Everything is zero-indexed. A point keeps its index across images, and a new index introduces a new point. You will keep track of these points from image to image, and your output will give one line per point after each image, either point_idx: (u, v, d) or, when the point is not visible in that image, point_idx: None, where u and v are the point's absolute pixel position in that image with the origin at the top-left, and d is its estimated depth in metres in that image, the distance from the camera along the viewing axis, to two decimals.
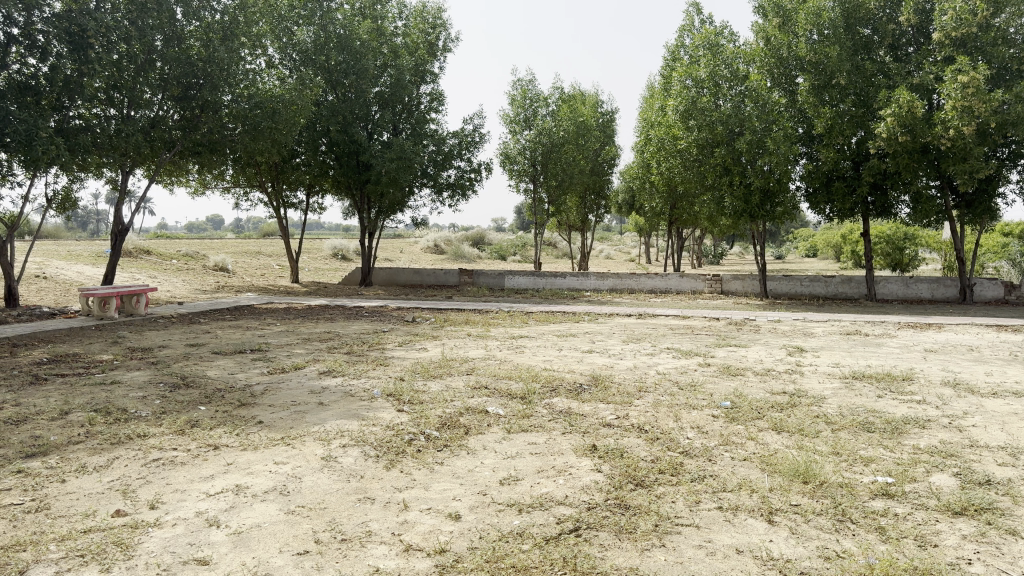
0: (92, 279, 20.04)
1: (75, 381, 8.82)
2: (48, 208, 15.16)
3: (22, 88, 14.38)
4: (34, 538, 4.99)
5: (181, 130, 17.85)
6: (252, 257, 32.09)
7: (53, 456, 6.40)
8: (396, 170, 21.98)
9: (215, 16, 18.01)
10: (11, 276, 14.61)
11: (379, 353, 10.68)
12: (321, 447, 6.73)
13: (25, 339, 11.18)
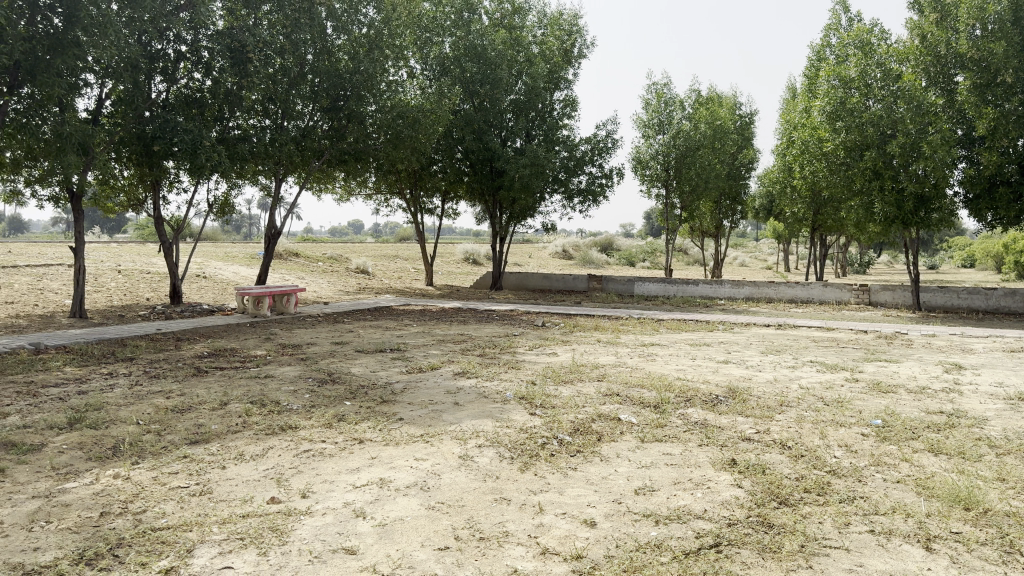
0: (247, 278, 21.42)
1: (233, 374, 9.42)
2: (209, 213, 16.30)
3: (188, 102, 15.50)
4: (199, 520, 5.36)
5: (329, 140, 18.82)
6: (390, 260, 33.32)
7: (214, 444, 6.86)
8: (529, 176, 22.16)
9: (363, 30, 18.79)
10: (177, 275, 15.82)
11: (511, 356, 10.80)
12: (458, 445, 6.88)
13: (189, 334, 12.07)
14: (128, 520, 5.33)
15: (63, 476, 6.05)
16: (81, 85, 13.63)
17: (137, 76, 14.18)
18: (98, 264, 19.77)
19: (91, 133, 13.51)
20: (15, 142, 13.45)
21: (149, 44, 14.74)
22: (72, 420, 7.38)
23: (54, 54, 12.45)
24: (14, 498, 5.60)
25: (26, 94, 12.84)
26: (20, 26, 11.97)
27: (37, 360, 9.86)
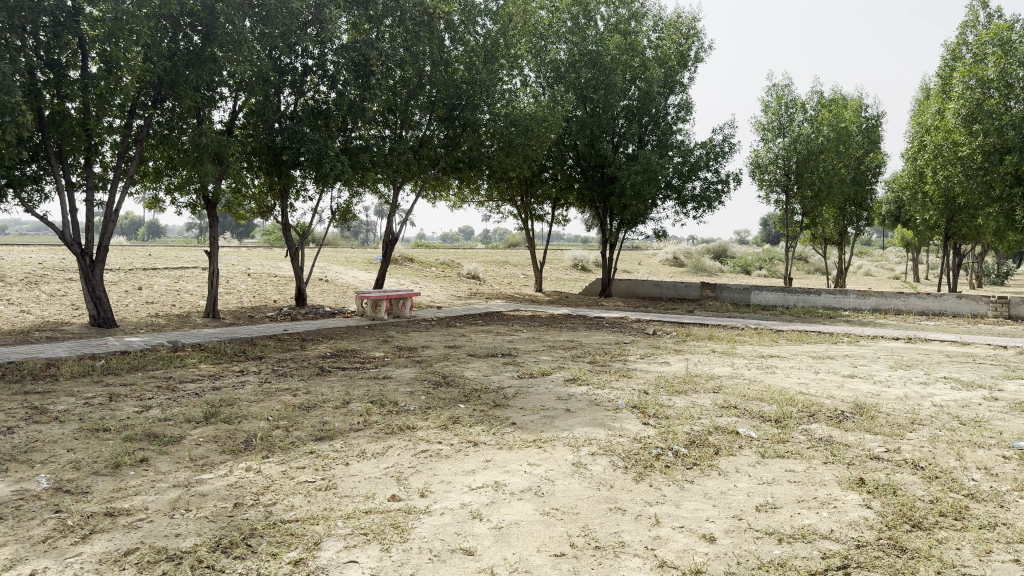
0: (366, 282, 22.20)
1: (354, 374, 9.79)
2: (331, 219, 16.97)
3: (315, 113, 16.23)
4: (325, 513, 5.59)
5: (444, 148, 19.28)
6: (500, 266, 33.73)
7: (338, 441, 7.14)
8: (642, 182, 21.94)
9: (480, 40, 19.13)
10: (302, 279, 16.54)
11: (623, 364, 10.72)
12: (572, 452, 6.88)
13: (312, 334, 12.62)
14: (260, 511, 5.61)
15: (200, 467, 6.44)
16: (217, 98, 14.52)
17: (267, 89, 14.98)
18: (230, 267, 20.96)
19: (226, 143, 14.37)
20: (157, 152, 14.53)
21: (279, 58, 15.52)
22: (207, 414, 7.83)
23: (193, 69, 13.36)
24: (158, 486, 6.00)
25: (169, 107, 13.78)
26: (162, 44, 12.96)
27: (176, 356, 10.54)
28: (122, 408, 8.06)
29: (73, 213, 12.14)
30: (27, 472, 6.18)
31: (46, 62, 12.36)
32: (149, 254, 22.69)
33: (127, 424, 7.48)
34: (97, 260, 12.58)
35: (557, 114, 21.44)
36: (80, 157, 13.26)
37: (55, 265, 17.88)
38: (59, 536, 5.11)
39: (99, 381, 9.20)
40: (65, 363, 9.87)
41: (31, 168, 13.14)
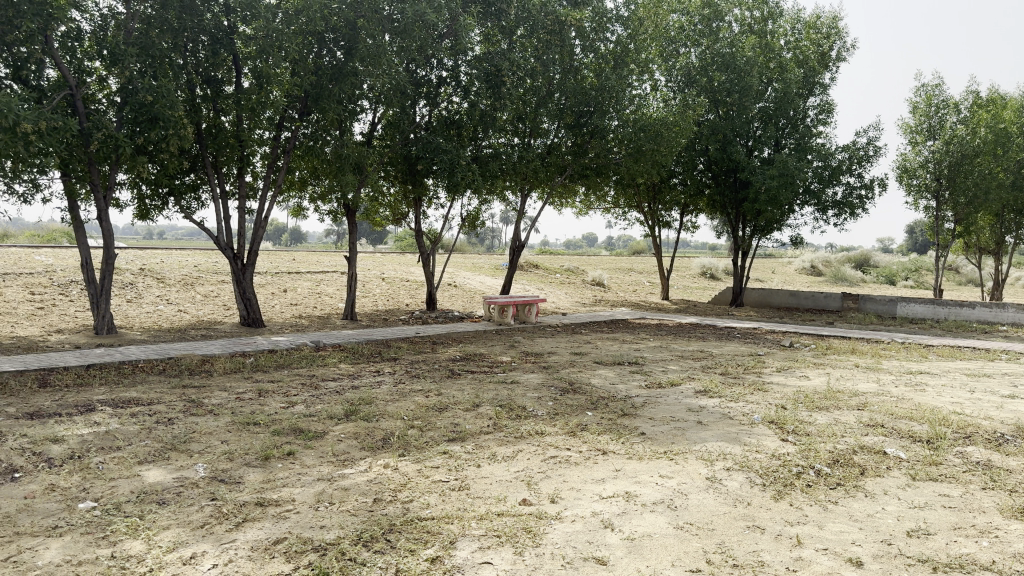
0: (494, 288, 22.57)
1: (482, 378, 9.95)
2: (461, 226, 17.35)
3: (448, 123, 16.77)
4: (459, 513, 5.70)
5: (572, 155, 19.33)
6: (626, 273, 33.43)
7: (470, 443, 7.28)
8: (778, 188, 21.13)
9: (610, 46, 19.03)
10: (433, 284, 17.00)
11: (757, 377, 10.38)
12: (705, 466, 6.72)
13: (442, 338, 12.94)
14: (398, 508, 5.79)
15: (341, 463, 6.71)
16: (357, 110, 15.17)
17: (403, 100, 15.50)
18: (365, 272, 21.82)
19: (365, 153, 14.99)
20: (302, 162, 15.34)
21: (416, 71, 16.06)
22: (347, 411, 8.17)
23: (336, 82, 14.00)
24: (304, 479, 6.32)
25: (314, 119, 14.56)
26: (309, 59, 13.65)
27: (317, 356, 11.05)
28: (268, 403, 8.54)
29: (226, 220, 12.94)
30: (187, 461, 6.65)
31: (205, 78, 13.30)
32: (293, 258, 23.97)
33: (274, 418, 7.92)
34: (247, 264, 13.34)
35: (689, 119, 21.04)
36: (233, 168, 14.15)
37: (210, 267, 19.19)
38: (216, 522, 5.46)
39: (248, 377, 9.78)
40: (218, 360, 10.56)
41: (190, 178, 14.11)
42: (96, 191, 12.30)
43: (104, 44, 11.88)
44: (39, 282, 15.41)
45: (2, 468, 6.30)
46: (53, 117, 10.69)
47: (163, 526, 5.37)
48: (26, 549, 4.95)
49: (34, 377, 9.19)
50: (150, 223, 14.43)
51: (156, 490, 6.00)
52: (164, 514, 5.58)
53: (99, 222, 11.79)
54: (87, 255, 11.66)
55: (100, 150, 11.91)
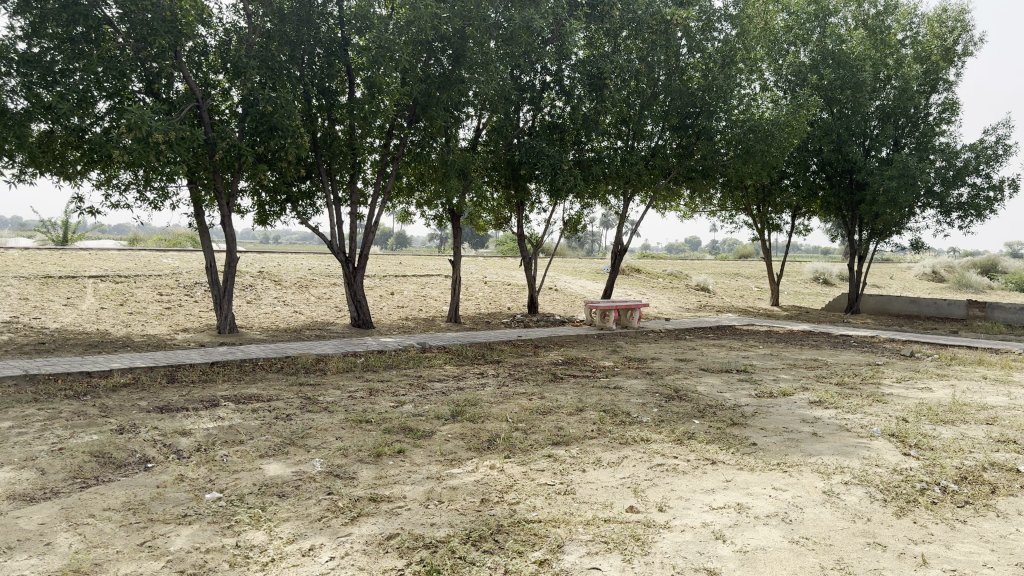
0: (595, 292, 22.48)
1: (586, 382, 9.93)
2: (565, 231, 17.37)
3: (551, 128, 16.88)
4: (566, 518, 5.69)
5: (678, 158, 19.06)
6: (732, 278, 32.65)
7: (575, 447, 7.28)
8: (897, 190, 20.19)
9: (717, 45, 18.68)
10: (534, 288, 17.11)
11: (875, 388, 9.93)
12: (821, 480, 6.47)
13: (544, 341, 12.99)
14: (505, 509, 5.84)
15: (449, 462, 6.83)
16: (463, 117, 15.46)
17: (507, 106, 15.68)
18: (469, 275, 22.14)
19: (471, 159, 15.24)
20: (410, 169, 15.73)
21: (520, 76, 16.24)
22: (453, 412, 8.31)
23: (443, 90, 14.30)
24: (414, 477, 6.46)
25: (422, 127, 14.85)
26: (418, 68, 14.02)
27: (424, 357, 11.30)
28: (378, 402, 8.78)
29: (339, 225, 13.37)
30: (304, 456, 6.91)
31: (320, 88, 13.83)
32: (400, 262, 24.61)
33: (384, 417, 8.14)
34: (358, 268, 13.72)
35: (802, 119, 20.38)
36: (346, 175, 14.64)
37: (322, 270, 19.90)
38: (332, 516, 5.65)
39: (359, 376, 10.10)
40: (331, 359, 10.94)
41: (306, 185, 14.73)
42: (220, 197, 12.98)
43: (228, 58, 12.68)
44: (166, 284, 16.37)
45: (137, 458, 6.72)
46: (182, 127, 11.35)
47: (283, 518, 5.60)
48: (159, 535, 5.26)
49: (164, 373, 9.77)
50: (268, 228, 15.10)
51: (277, 483, 6.28)
52: (284, 506, 5.82)
53: (222, 228, 12.42)
54: (211, 258, 12.27)
55: (224, 159, 12.58)
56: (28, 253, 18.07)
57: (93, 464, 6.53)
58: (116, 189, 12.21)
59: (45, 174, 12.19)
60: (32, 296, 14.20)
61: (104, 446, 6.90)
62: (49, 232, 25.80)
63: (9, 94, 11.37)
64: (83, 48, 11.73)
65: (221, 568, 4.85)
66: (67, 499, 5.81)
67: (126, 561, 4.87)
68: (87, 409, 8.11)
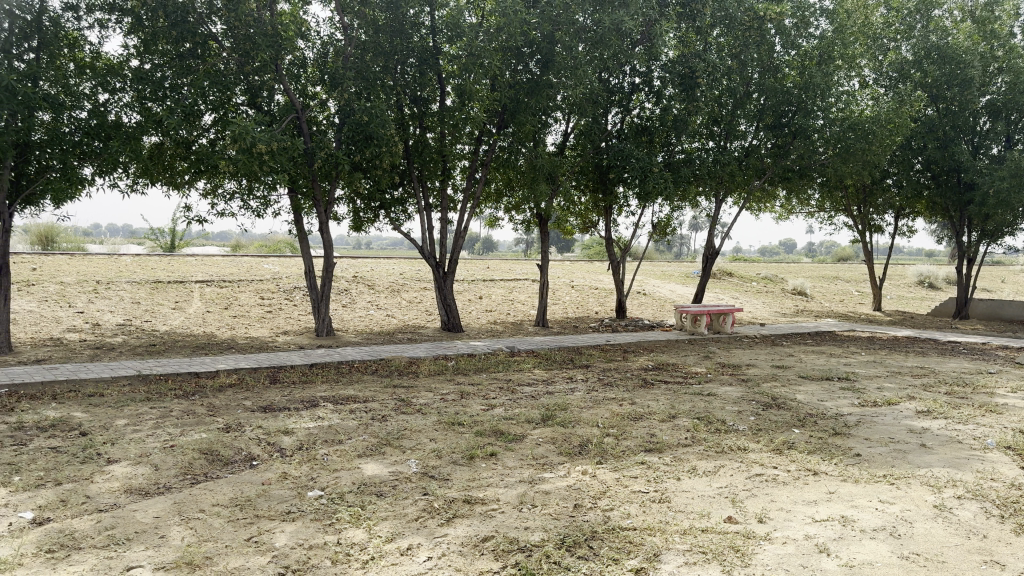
0: (685, 296, 22.14)
1: (678, 389, 9.77)
2: (655, 234, 17.18)
3: (640, 130, 16.78)
4: (662, 526, 5.61)
5: (772, 158, 18.62)
6: (831, 282, 31.57)
7: (669, 454, 7.17)
8: (1008, 190, 19.14)
9: (812, 42, 18.17)
10: (623, 292, 16.96)
11: (988, 398, 9.42)
12: (932, 493, 6.18)
13: (633, 346, 12.88)
14: (599, 515, 5.80)
15: (541, 466, 6.84)
16: (551, 122, 15.51)
17: (596, 109, 15.65)
18: (557, 280, 22.17)
19: (559, 163, 15.25)
20: (498, 174, 15.87)
21: (609, 79, 16.23)
22: (544, 416, 8.32)
23: (532, 96, 14.39)
24: (507, 480, 6.50)
25: (511, 132, 14.97)
26: (507, 74, 14.15)
27: (513, 361, 11.36)
28: (470, 405, 8.88)
29: (430, 230, 13.58)
30: (400, 456, 7.05)
31: (412, 97, 14.17)
32: (489, 266, 24.86)
33: (476, 420, 8.22)
34: (448, 272, 13.89)
35: (904, 115, 19.58)
36: (437, 181, 14.88)
37: (413, 275, 20.30)
38: (428, 517, 5.74)
39: (451, 379, 10.24)
40: (424, 362, 11.13)
41: (398, 192, 15.03)
42: (317, 205, 13.41)
43: (324, 69, 13.16)
44: (268, 288, 17.00)
45: (243, 455, 7.00)
46: (282, 138, 11.79)
47: (381, 517, 5.72)
48: (265, 531, 5.45)
49: (266, 374, 10.16)
50: (363, 234, 15.50)
51: (375, 482, 6.42)
52: (382, 506, 5.95)
53: (319, 235, 12.81)
54: (310, 263, 12.66)
55: (322, 168, 13.00)
56: (140, 259, 19.10)
57: (203, 460, 6.83)
58: (222, 198, 12.76)
59: (156, 183, 12.88)
60: (143, 299, 14.99)
61: (213, 444, 7.23)
62: (158, 240, 27.24)
63: (123, 109, 12.06)
64: (190, 64, 12.38)
65: (323, 564, 4.99)
66: (178, 493, 6.11)
67: (235, 555, 5.07)
68: (196, 408, 8.49)
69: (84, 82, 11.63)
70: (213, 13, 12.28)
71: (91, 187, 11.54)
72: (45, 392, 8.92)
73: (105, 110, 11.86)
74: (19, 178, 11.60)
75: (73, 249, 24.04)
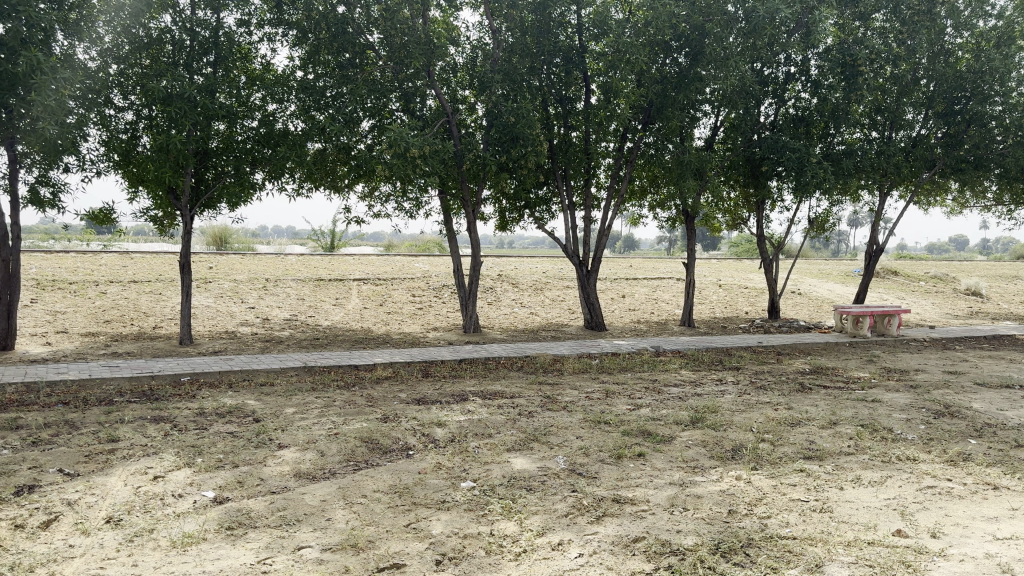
0: (844, 296, 21.02)
1: (838, 394, 9.29)
2: (811, 230, 16.44)
3: (796, 121, 16.04)
4: (824, 537, 5.36)
5: (943, 148, 17.43)
6: (1011, 282, 28.99)
7: (830, 463, 6.84)
8: None
9: (990, 22, 16.78)
10: (776, 291, 16.33)
11: None
12: None
13: (787, 348, 12.39)
14: (756, 522, 5.62)
15: (692, 470, 6.70)
16: (699, 116, 15.19)
17: (748, 102, 15.22)
18: (705, 279, 21.68)
19: (706, 158, 14.92)
20: (643, 171, 15.70)
21: (762, 70, 15.72)
22: (694, 418, 8.15)
23: (680, 90, 14.13)
24: (658, 481, 6.42)
25: (657, 128, 14.75)
26: (654, 69, 13.97)
27: (660, 361, 11.21)
28: (616, 404, 8.85)
29: (574, 229, 13.61)
30: (548, 452, 7.12)
31: (557, 97, 14.32)
32: (633, 265, 24.64)
33: (623, 419, 8.17)
34: (591, 271, 13.87)
35: None
36: (581, 180, 14.91)
37: (557, 273, 20.47)
38: (579, 513, 5.76)
39: (597, 378, 10.24)
40: (568, 360, 11.20)
41: (543, 191, 15.16)
42: (465, 205, 13.78)
43: (474, 74, 13.54)
44: (418, 286, 17.64)
45: (400, 445, 7.30)
46: (434, 141, 12.19)
47: (532, 511, 5.80)
48: (422, 519, 5.66)
49: (418, 369, 10.56)
50: (508, 233, 15.79)
51: (524, 477, 6.52)
52: (532, 500, 6.03)
53: (467, 234, 13.13)
54: (457, 262, 13.01)
55: (470, 169, 13.34)
56: (303, 258, 20.36)
57: (363, 448, 7.19)
58: (377, 200, 13.35)
59: (319, 187, 13.65)
60: (307, 296, 15.98)
61: (372, 433, 7.58)
62: (318, 240, 28.89)
63: (289, 118, 12.86)
64: (350, 73, 13.07)
65: (479, 554, 5.12)
66: (341, 479, 6.45)
67: (395, 540, 5.29)
68: (355, 399, 8.94)
69: (255, 93, 12.50)
70: (371, 24, 12.90)
71: (262, 191, 12.38)
72: (221, 380, 9.69)
73: (273, 120, 12.69)
74: (199, 184, 12.65)
75: (243, 249, 25.93)
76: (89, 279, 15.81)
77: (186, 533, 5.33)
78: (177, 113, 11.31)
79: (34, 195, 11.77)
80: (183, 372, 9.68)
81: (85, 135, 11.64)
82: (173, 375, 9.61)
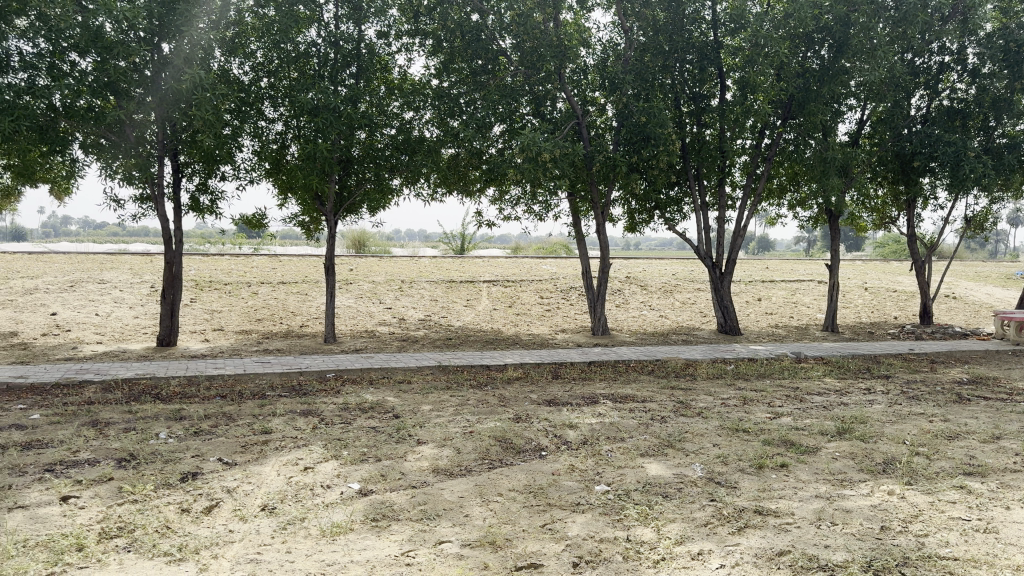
0: (1005, 300, 19.48)
1: (1002, 406, 8.64)
2: (967, 229, 15.35)
3: (951, 114, 15.06)
4: (989, 559, 5.00)
5: None
6: None
7: (993, 480, 6.37)
8: None
9: None
10: (928, 295, 15.36)
11: None
12: None
13: (941, 356, 11.63)
14: (911, 540, 5.31)
15: (839, 483, 6.40)
16: (843, 110, 14.52)
17: (896, 94, 14.43)
18: (847, 281, 20.69)
19: (851, 155, 14.22)
20: (781, 169, 15.15)
21: (912, 60, 14.94)
22: (840, 429, 7.79)
23: (823, 83, 13.56)
24: (802, 494, 6.17)
25: (798, 124, 14.18)
26: (795, 62, 13.52)
27: (800, 367, 10.79)
28: (754, 411, 8.58)
29: (707, 230, 13.30)
30: (684, 459, 7.00)
31: (690, 95, 14.08)
32: (767, 267, 23.84)
33: (762, 427, 7.92)
34: (725, 273, 13.52)
35: None
36: (714, 179, 14.56)
37: (687, 274, 20.24)
38: (718, 523, 5.63)
39: (732, 383, 9.98)
40: (701, 364, 10.96)
41: (674, 191, 14.93)
42: (595, 207, 13.78)
43: (604, 75, 13.51)
44: (547, 287, 17.83)
45: (533, 445, 7.38)
46: (565, 144, 12.26)
47: (669, 518, 5.72)
48: (558, 520, 5.69)
49: (549, 370, 10.64)
50: (638, 234, 15.65)
51: (660, 483, 6.44)
52: (669, 507, 5.94)
53: (596, 236, 13.09)
54: (587, 263, 12.99)
55: (600, 171, 13.32)
56: (437, 261, 20.95)
57: (498, 447, 7.30)
58: (509, 203, 13.57)
59: (454, 191, 14.01)
60: (441, 296, 16.47)
61: (506, 432, 7.70)
62: (450, 244, 29.70)
63: (425, 125, 13.25)
64: (483, 79, 13.36)
65: (616, 558, 5.09)
66: (478, 477, 6.58)
67: (532, 540, 5.35)
68: (489, 398, 9.11)
69: (394, 102, 12.97)
70: (504, 30, 13.14)
71: (399, 196, 12.85)
72: (362, 377, 10.11)
73: (411, 127, 13.10)
74: (342, 190, 13.25)
75: (380, 252, 27.05)
76: (242, 280, 16.90)
77: (334, 523, 5.59)
78: (323, 123, 11.92)
79: (195, 202, 12.69)
80: (328, 369, 10.18)
81: (240, 145, 12.47)
82: (319, 372, 10.11)
